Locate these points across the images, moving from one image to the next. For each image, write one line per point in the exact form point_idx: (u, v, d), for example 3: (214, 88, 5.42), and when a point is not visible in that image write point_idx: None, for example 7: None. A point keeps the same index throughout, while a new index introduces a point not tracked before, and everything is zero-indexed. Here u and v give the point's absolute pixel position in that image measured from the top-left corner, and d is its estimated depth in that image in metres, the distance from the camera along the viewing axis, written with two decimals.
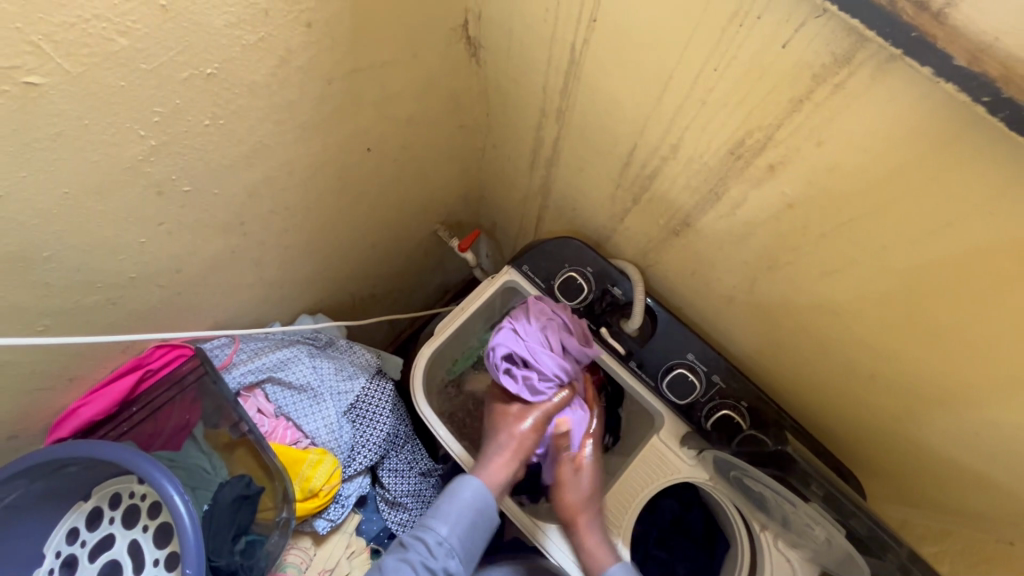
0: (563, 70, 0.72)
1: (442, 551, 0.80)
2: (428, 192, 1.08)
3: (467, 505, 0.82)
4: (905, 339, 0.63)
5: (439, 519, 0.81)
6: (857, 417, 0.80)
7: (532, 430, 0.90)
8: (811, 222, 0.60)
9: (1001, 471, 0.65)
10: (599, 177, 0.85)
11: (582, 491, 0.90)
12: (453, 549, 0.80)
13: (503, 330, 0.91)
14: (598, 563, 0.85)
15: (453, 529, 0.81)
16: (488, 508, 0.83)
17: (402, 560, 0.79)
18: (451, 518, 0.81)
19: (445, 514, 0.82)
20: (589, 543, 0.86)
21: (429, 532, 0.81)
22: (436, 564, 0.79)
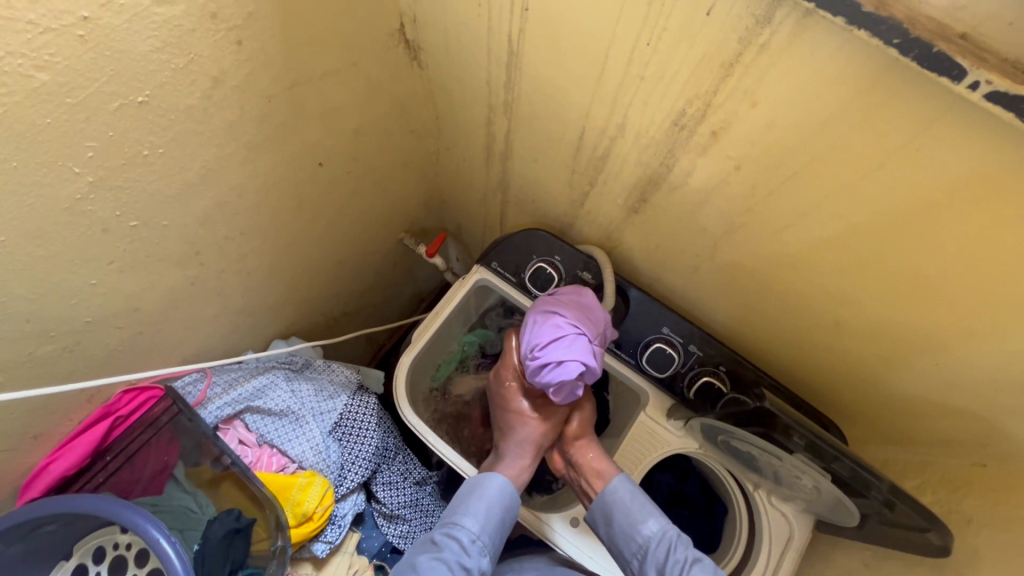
0: (504, 63, 0.72)
1: (475, 549, 0.80)
2: (387, 200, 1.07)
3: (501, 495, 0.83)
4: (859, 284, 0.66)
5: (471, 517, 0.81)
6: (827, 366, 0.83)
7: (544, 429, 0.91)
8: (757, 182, 0.62)
9: (964, 393, 0.68)
10: (553, 165, 0.86)
11: (581, 420, 0.93)
12: (483, 547, 0.81)
13: (574, 337, 0.83)
14: (598, 477, 0.88)
15: (485, 526, 0.81)
16: (513, 504, 0.84)
17: (437, 559, 0.78)
18: (483, 515, 0.81)
19: (478, 509, 0.82)
20: (594, 456, 0.89)
21: (462, 530, 0.80)
22: (471, 560, 0.79)
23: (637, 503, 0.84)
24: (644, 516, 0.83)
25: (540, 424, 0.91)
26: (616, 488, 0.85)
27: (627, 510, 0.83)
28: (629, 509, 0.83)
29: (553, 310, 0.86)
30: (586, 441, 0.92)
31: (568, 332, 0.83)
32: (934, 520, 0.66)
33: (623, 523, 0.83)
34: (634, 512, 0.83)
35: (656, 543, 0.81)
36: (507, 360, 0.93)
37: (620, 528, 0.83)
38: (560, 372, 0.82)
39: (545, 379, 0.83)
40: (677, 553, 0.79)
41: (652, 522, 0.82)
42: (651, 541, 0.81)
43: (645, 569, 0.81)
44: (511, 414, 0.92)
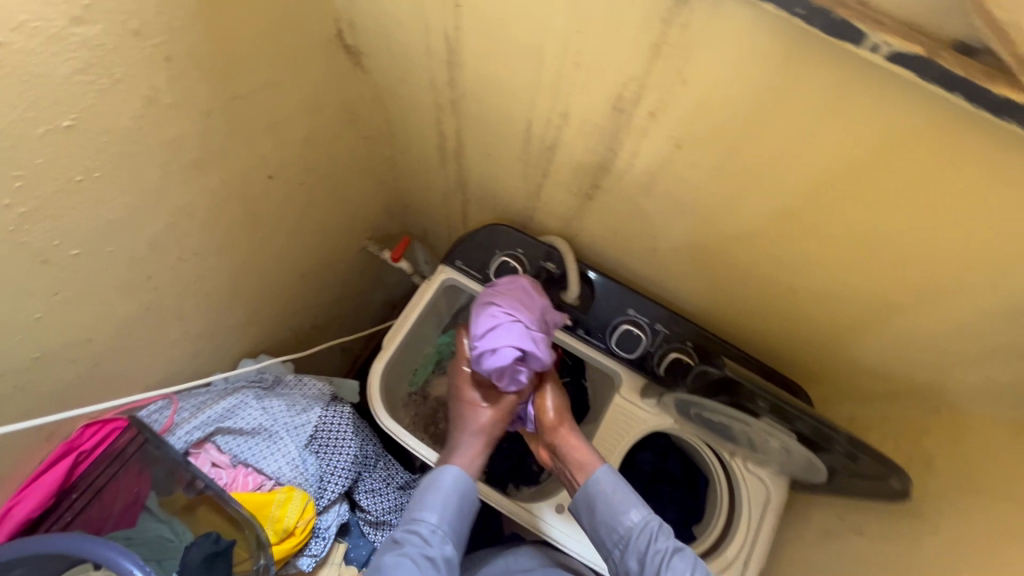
0: (445, 61, 0.73)
1: (437, 538, 0.80)
2: (346, 208, 1.06)
3: (457, 484, 0.84)
4: (804, 249, 0.68)
5: (428, 510, 0.81)
6: (787, 332, 0.86)
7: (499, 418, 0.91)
8: (698, 159, 0.63)
9: (912, 344, 0.72)
10: (506, 159, 0.86)
11: (555, 407, 0.93)
12: (446, 534, 0.81)
13: (508, 323, 0.84)
14: (580, 465, 0.88)
15: (444, 516, 0.82)
16: (468, 492, 0.85)
17: (400, 555, 0.78)
18: (439, 505, 0.82)
19: (436, 500, 0.83)
20: (576, 441, 0.89)
21: (421, 523, 0.81)
22: (435, 549, 0.80)
23: (620, 494, 0.84)
24: (625, 506, 0.83)
25: (492, 412, 0.92)
26: (598, 478, 0.85)
27: (609, 500, 0.84)
28: (611, 500, 0.84)
29: (489, 301, 0.87)
30: (565, 429, 0.92)
31: (500, 320, 0.85)
32: (894, 468, 0.70)
33: (605, 513, 0.84)
34: (616, 503, 0.84)
35: (637, 533, 0.82)
36: (460, 352, 0.94)
37: (602, 517, 0.84)
38: (496, 358, 0.84)
39: (484, 367, 0.85)
40: (657, 543, 0.80)
41: (633, 512, 0.83)
42: (632, 531, 0.82)
43: (626, 559, 0.81)
44: (463, 404, 0.92)
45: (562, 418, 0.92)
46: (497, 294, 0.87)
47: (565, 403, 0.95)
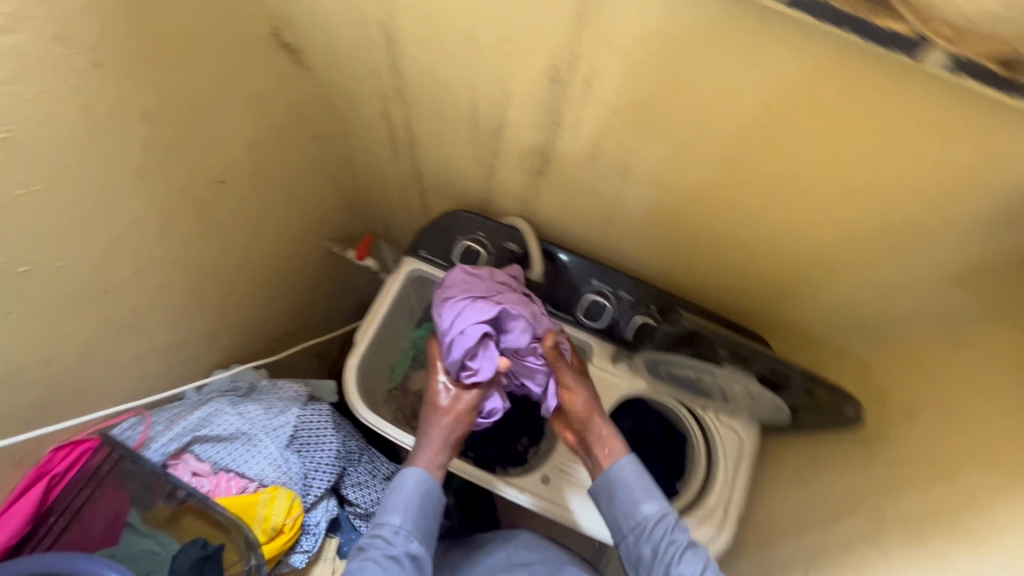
0: (384, 50, 0.74)
1: (401, 538, 0.76)
2: (304, 210, 1.06)
3: (419, 486, 0.79)
4: (745, 202, 0.72)
5: (391, 511, 0.77)
6: (741, 287, 0.90)
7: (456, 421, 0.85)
8: (637, 122, 0.66)
9: (853, 282, 0.77)
10: (456, 144, 0.88)
11: (585, 394, 0.87)
12: (410, 532, 0.76)
13: (468, 305, 0.87)
14: (608, 452, 0.83)
15: (406, 515, 0.77)
16: (433, 491, 0.80)
17: (363, 559, 0.74)
18: (402, 505, 0.78)
19: (399, 499, 0.79)
20: (608, 434, 0.84)
21: (383, 525, 0.77)
22: (401, 546, 0.75)
23: (643, 484, 0.79)
24: (645, 496, 0.78)
25: (450, 416, 0.86)
26: (623, 467, 0.80)
27: (629, 489, 0.79)
28: (630, 487, 0.79)
29: (443, 297, 0.91)
30: (596, 418, 0.86)
31: (456, 307, 0.88)
32: (847, 397, 0.76)
33: (624, 501, 0.79)
34: (637, 491, 0.79)
35: (654, 525, 0.76)
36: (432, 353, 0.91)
37: (621, 507, 0.79)
38: (460, 341, 0.85)
39: (450, 353, 0.86)
40: (676, 536, 0.75)
41: (651, 501, 0.77)
42: (650, 521, 0.76)
43: (640, 547, 0.76)
44: (428, 408, 0.87)
45: (592, 409, 0.86)
46: (454, 285, 0.90)
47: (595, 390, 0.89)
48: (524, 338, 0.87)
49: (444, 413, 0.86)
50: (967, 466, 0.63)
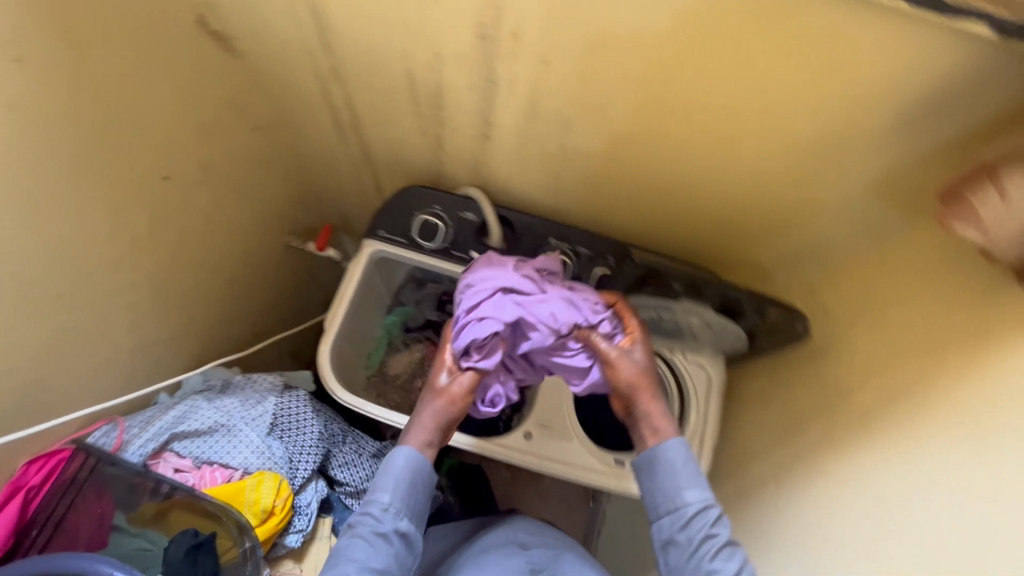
0: (314, 27, 0.74)
1: (390, 516, 0.75)
2: (256, 204, 1.06)
3: (408, 468, 0.76)
4: (680, 140, 0.76)
5: (381, 489, 0.76)
6: (692, 230, 0.94)
7: (449, 405, 0.80)
8: (567, 71, 0.69)
9: (790, 206, 0.81)
10: (400, 118, 0.89)
11: (638, 372, 0.80)
12: (401, 511, 0.75)
13: (487, 295, 0.80)
14: (655, 429, 0.78)
15: (396, 494, 0.75)
16: (420, 477, 0.77)
17: (352, 536, 0.74)
18: (392, 485, 0.76)
19: (389, 479, 0.76)
20: (656, 414, 0.78)
21: (373, 502, 0.76)
22: (391, 524, 0.74)
23: (689, 470, 0.75)
24: (690, 483, 0.74)
25: (443, 399, 0.80)
26: (669, 448, 0.76)
27: (673, 472, 0.75)
28: (675, 473, 0.75)
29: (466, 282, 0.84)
30: (648, 398, 0.79)
31: (475, 294, 0.81)
32: (791, 312, 0.87)
33: (665, 485, 0.75)
34: (681, 477, 0.75)
35: (696, 515, 0.72)
36: (444, 339, 0.85)
37: (659, 489, 0.75)
38: (472, 329, 0.78)
39: (456, 348, 0.80)
40: (714, 530, 0.71)
41: (697, 490, 0.73)
42: (691, 510, 0.73)
43: (674, 530, 0.73)
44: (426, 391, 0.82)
45: (639, 386, 0.79)
46: (475, 270, 0.83)
47: (653, 370, 0.82)
48: (544, 339, 0.79)
49: (437, 395, 0.81)
50: (904, 358, 0.69)
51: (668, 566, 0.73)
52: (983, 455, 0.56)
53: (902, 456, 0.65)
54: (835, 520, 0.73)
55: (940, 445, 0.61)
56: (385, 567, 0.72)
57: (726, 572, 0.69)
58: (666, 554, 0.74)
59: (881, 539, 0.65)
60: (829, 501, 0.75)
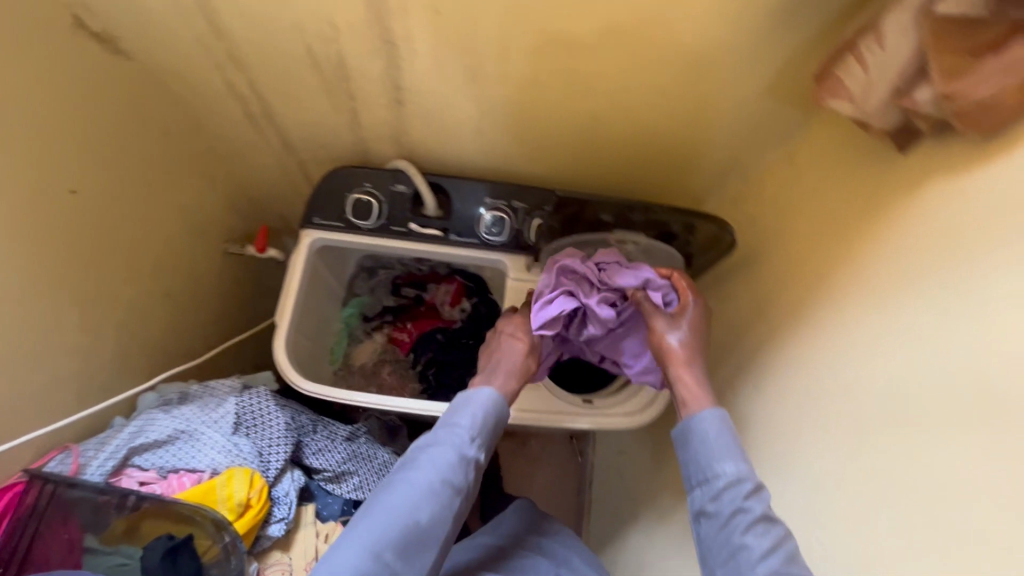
0: (198, 13, 0.73)
1: (469, 444, 0.80)
2: (184, 213, 1.04)
3: (489, 408, 0.83)
4: (583, 77, 0.78)
5: (459, 414, 0.81)
6: (619, 165, 0.97)
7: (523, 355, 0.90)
8: (458, 18, 0.70)
9: (701, 127, 0.85)
10: (311, 99, 0.88)
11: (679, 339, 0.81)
12: (478, 441, 0.81)
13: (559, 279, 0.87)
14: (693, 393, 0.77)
15: (475, 426, 0.81)
16: (498, 417, 0.84)
17: (435, 449, 0.78)
18: (472, 413, 0.82)
19: (473, 412, 0.82)
20: (690, 380, 0.78)
21: (454, 428, 0.80)
22: (470, 450, 0.79)
23: (723, 440, 0.71)
24: (725, 455, 0.69)
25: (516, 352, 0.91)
26: (703, 419, 0.73)
27: (705, 445, 0.71)
28: (708, 443, 0.71)
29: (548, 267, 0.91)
30: (682, 361, 0.80)
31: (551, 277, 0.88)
32: (717, 222, 0.85)
33: (698, 454, 0.71)
34: (713, 449, 0.70)
35: (727, 488, 0.67)
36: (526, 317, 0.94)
37: (693, 460, 0.71)
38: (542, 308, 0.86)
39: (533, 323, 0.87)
40: (748, 505, 0.65)
41: (731, 462, 0.68)
42: (723, 482, 0.68)
43: (707, 502, 0.68)
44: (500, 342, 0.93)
45: (678, 353, 0.80)
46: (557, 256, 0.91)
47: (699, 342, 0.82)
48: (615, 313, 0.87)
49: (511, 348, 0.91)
50: (818, 244, 0.74)
51: (700, 538, 0.69)
52: (933, 322, 0.55)
53: (834, 342, 0.68)
54: (800, 424, 0.72)
55: (883, 323, 0.61)
56: (460, 485, 0.77)
57: (758, 549, 0.62)
58: (699, 525, 0.69)
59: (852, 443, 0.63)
60: (786, 404, 0.76)
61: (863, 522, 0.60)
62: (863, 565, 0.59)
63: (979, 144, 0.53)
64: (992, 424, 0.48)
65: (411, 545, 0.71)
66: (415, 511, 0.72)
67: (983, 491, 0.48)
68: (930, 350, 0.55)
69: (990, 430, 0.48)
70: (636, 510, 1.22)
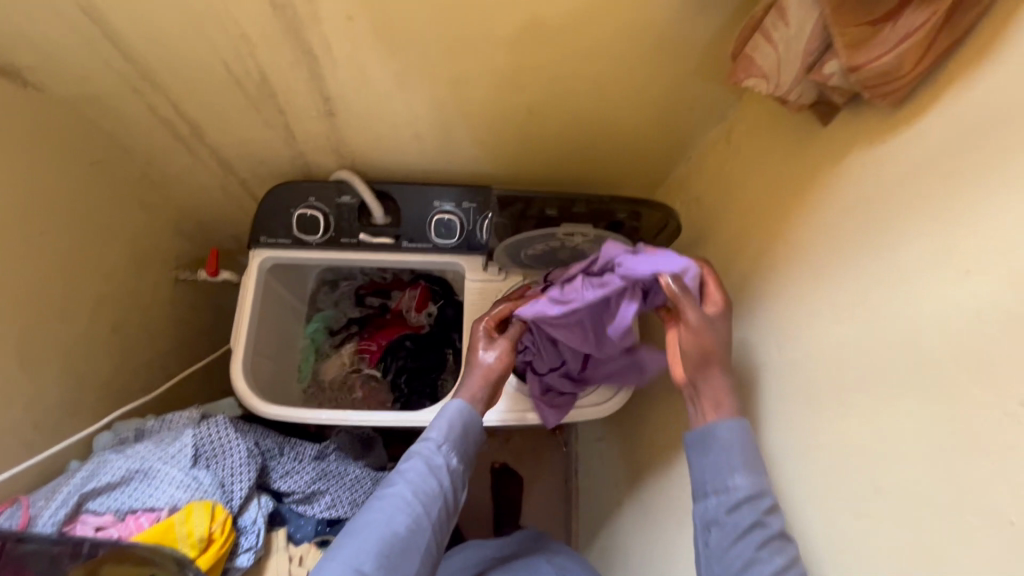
0: (104, 39, 0.70)
1: (441, 451, 0.79)
2: (125, 244, 1.01)
3: (457, 418, 0.82)
4: (511, 72, 0.77)
5: (430, 428, 0.81)
6: (564, 157, 0.96)
7: (498, 363, 0.87)
8: (372, 22, 0.68)
9: (637, 112, 0.85)
10: (239, 116, 0.86)
11: (706, 344, 0.65)
12: (451, 450, 0.80)
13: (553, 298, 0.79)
14: (717, 401, 0.66)
15: (445, 436, 0.80)
16: (473, 427, 0.83)
17: (405, 461, 0.78)
18: (442, 423, 0.81)
19: (440, 424, 0.81)
20: (715, 390, 0.66)
21: (425, 442, 0.80)
22: (440, 459, 0.79)
23: (748, 450, 0.63)
24: (743, 467, 0.63)
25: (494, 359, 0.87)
26: (722, 429, 0.64)
27: (727, 455, 0.63)
28: (731, 454, 0.63)
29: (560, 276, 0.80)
30: (705, 370, 0.66)
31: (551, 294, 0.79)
32: (663, 207, 0.85)
33: (716, 462, 0.64)
34: (737, 460, 0.63)
35: (747, 504, 0.61)
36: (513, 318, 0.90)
37: (707, 467, 0.64)
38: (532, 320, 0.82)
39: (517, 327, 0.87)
40: (766, 522, 0.60)
41: (748, 474, 0.62)
42: (743, 496, 0.61)
43: (721, 513, 0.62)
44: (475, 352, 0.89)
45: (711, 357, 0.66)
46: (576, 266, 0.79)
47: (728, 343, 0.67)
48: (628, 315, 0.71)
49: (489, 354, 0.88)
50: (759, 221, 0.74)
51: (707, 548, 0.63)
52: (858, 292, 0.56)
53: (779, 318, 0.69)
54: (753, 401, 0.72)
55: (820, 297, 0.61)
56: (437, 494, 0.77)
57: (772, 567, 0.58)
58: (706, 535, 0.64)
59: (798, 412, 0.64)
60: (739, 382, 0.76)
61: (831, 497, 0.58)
62: (829, 539, 0.58)
63: (888, 112, 0.54)
64: (922, 391, 0.48)
65: (394, 558, 0.70)
66: (392, 523, 0.72)
67: (928, 456, 0.48)
68: (861, 315, 0.56)
69: (920, 397, 0.48)
70: (617, 497, 1.22)
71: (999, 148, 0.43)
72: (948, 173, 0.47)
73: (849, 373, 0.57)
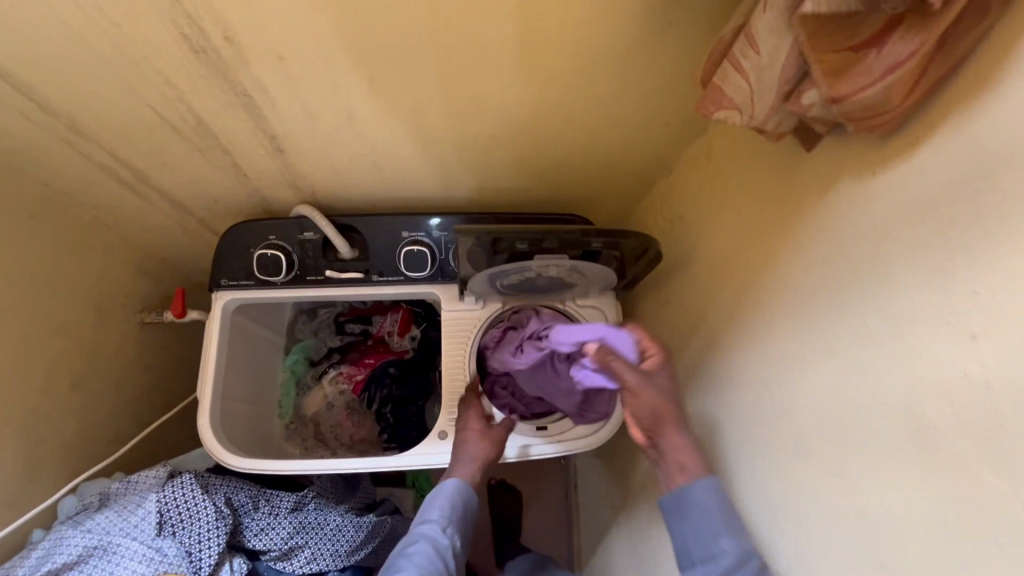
0: (19, 94, 0.65)
1: (444, 530, 0.80)
2: (81, 295, 0.95)
3: (455, 496, 0.84)
4: (466, 98, 0.71)
5: (430, 508, 0.82)
6: (537, 178, 0.90)
7: (490, 444, 0.87)
8: (306, 59, 0.62)
9: (609, 132, 0.79)
10: (182, 159, 0.80)
11: (658, 399, 0.65)
12: (453, 529, 0.81)
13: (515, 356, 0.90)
14: (681, 462, 0.64)
15: (446, 514, 0.82)
16: (470, 499, 0.86)
17: (413, 545, 0.77)
18: (441, 501, 0.83)
19: (440, 503, 0.83)
20: (677, 451, 0.65)
21: (428, 523, 0.80)
22: (444, 539, 0.79)
23: (726, 513, 0.61)
24: (727, 529, 0.60)
25: (485, 440, 0.88)
26: (697, 491, 0.62)
27: (706, 520, 0.61)
28: (710, 518, 0.61)
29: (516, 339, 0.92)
30: (663, 426, 0.66)
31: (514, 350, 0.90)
32: (644, 237, 0.81)
33: (697, 532, 0.61)
34: (714, 521, 0.60)
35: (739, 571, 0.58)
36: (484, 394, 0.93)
37: (685, 535, 0.62)
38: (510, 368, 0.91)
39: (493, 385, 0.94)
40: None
41: (734, 537, 0.59)
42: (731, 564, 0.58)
43: None
44: (462, 432, 0.88)
45: (662, 417, 0.65)
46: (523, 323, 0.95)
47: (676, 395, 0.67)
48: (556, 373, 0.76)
49: (480, 436, 0.88)
50: (744, 248, 0.68)
51: None
52: (849, 343, 0.51)
53: (768, 358, 0.63)
54: (744, 444, 0.68)
55: (806, 344, 0.57)
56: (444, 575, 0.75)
57: None
58: None
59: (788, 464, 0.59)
60: (730, 421, 0.71)
61: (819, 559, 0.55)
62: None
63: (877, 141, 0.48)
64: (921, 465, 0.44)
65: None
66: None
67: (924, 534, 0.43)
68: (853, 369, 0.50)
69: (916, 470, 0.44)
70: (615, 522, 1.18)
71: (1003, 194, 0.37)
72: (948, 220, 0.41)
73: (845, 432, 0.51)
